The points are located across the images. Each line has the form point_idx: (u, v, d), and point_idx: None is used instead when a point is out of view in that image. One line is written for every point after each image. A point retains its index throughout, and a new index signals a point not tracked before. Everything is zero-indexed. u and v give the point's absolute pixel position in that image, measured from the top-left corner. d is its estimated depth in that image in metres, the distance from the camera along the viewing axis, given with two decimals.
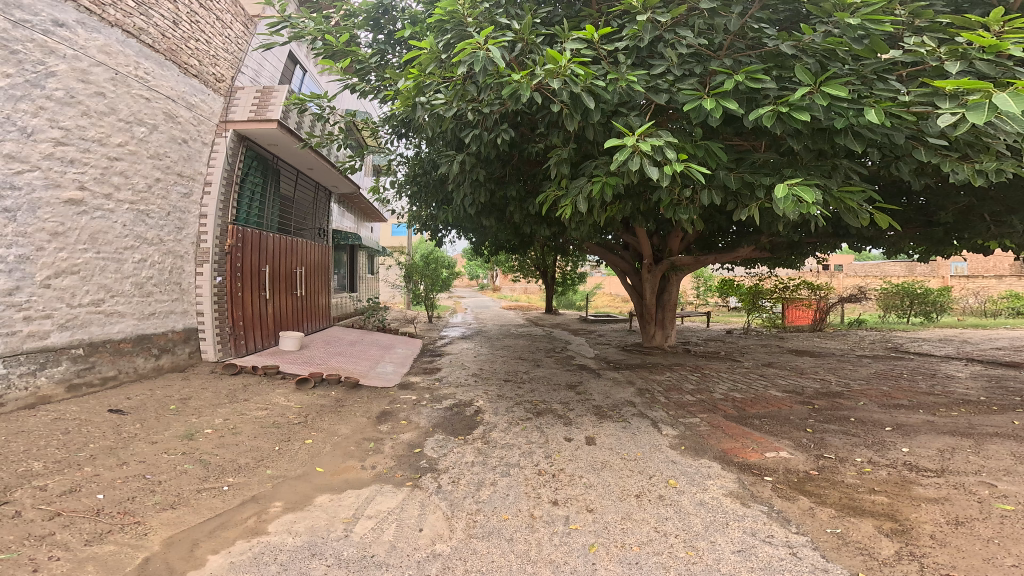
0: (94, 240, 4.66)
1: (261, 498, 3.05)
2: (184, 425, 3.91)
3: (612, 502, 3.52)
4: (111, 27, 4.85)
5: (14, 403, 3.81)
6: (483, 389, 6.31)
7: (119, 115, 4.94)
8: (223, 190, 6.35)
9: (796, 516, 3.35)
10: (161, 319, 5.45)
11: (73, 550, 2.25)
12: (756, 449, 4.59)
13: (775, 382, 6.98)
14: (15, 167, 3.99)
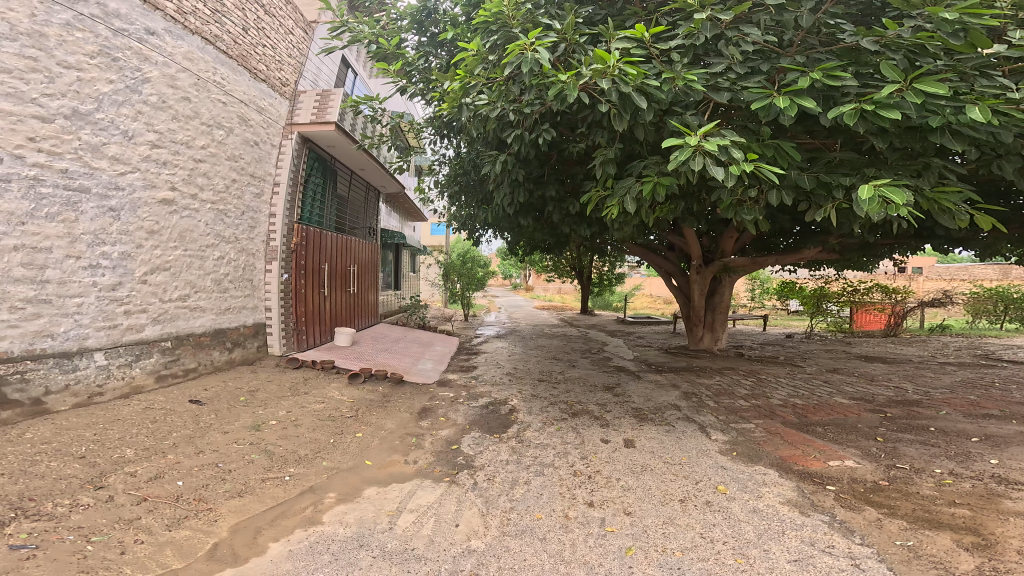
0: (183, 238, 5.17)
1: (317, 489, 3.39)
2: (252, 417, 4.36)
3: (653, 506, 3.51)
4: (192, 34, 5.22)
5: (114, 389, 4.39)
6: (518, 389, 6.41)
7: (202, 119, 5.37)
8: (289, 192, 6.79)
9: (862, 527, 3.17)
10: (235, 313, 5.98)
11: (155, 535, 2.65)
12: (818, 457, 4.35)
13: (841, 389, 6.55)
14: (118, 168, 4.42)
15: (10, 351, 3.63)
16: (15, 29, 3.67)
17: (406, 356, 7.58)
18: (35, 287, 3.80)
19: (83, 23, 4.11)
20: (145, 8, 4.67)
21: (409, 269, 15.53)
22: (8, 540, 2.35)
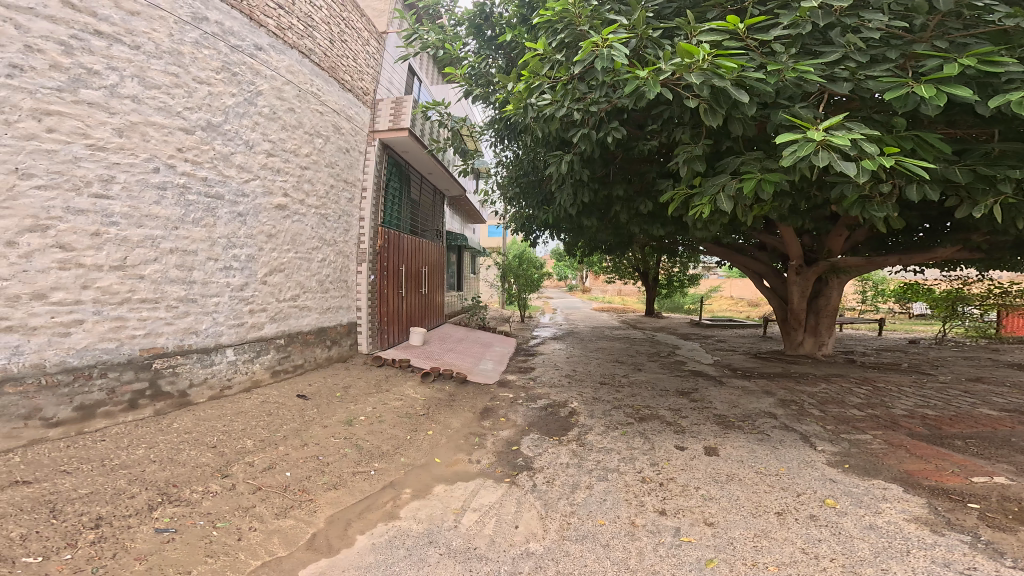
0: (293, 242, 5.74)
1: (395, 484, 3.69)
2: (347, 412, 4.80)
3: (743, 518, 3.32)
4: (290, 48, 5.62)
5: (238, 383, 5.00)
6: (578, 391, 6.37)
7: (304, 129, 5.83)
8: (374, 197, 7.25)
9: (1014, 549, 2.77)
10: (335, 313, 6.56)
11: (265, 523, 3.07)
12: (957, 473, 3.82)
13: (986, 401, 5.73)
14: (241, 176, 4.99)
15: (164, 346, 4.26)
16: (160, 50, 4.14)
17: (473, 355, 7.91)
18: (181, 286, 4.39)
19: (208, 41, 4.58)
20: (251, 25, 5.09)
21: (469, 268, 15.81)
22: (154, 523, 2.85)
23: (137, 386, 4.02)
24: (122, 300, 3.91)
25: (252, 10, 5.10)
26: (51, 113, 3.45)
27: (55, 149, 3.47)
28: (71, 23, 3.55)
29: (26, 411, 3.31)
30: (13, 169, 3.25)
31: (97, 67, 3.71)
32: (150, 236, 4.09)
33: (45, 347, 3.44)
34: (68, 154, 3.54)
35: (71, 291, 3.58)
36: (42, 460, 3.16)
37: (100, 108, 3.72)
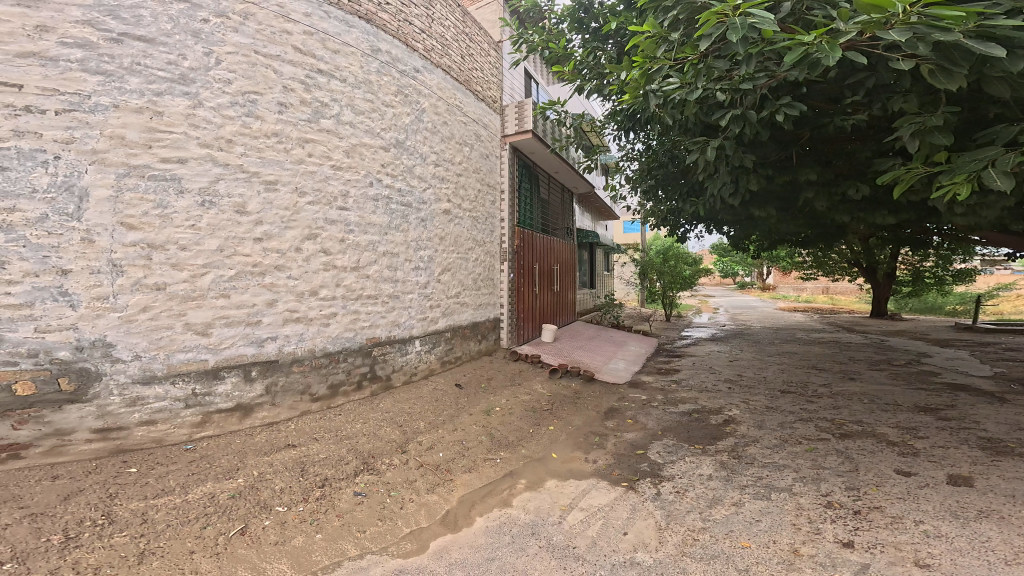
0: (455, 243, 6.29)
1: (514, 473, 3.94)
2: (485, 403, 5.18)
3: (983, 565, 2.62)
4: (436, 68, 5.96)
5: (420, 373, 5.61)
6: (743, 399, 5.56)
7: (456, 139, 6.32)
8: (510, 198, 7.64)
9: None
10: (483, 309, 7.02)
11: (420, 496, 3.53)
12: None
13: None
14: (422, 185, 5.65)
15: (379, 335, 5.09)
16: (353, 80, 4.75)
17: (602, 352, 7.82)
18: (389, 285, 5.15)
19: (384, 69, 5.11)
20: (406, 49, 5.43)
21: (602, 267, 15.17)
22: (353, 488, 3.50)
23: (362, 369, 4.89)
24: (358, 295, 4.82)
25: (406, 37, 5.45)
26: (309, 141, 4.35)
27: (315, 170, 4.39)
28: (304, 64, 4.32)
29: (300, 387, 4.28)
30: (295, 189, 4.24)
31: (324, 100, 4.48)
32: (372, 242, 4.94)
33: (315, 336, 4.43)
34: (322, 175, 4.46)
35: (330, 288, 4.53)
36: (302, 429, 4.09)
37: (334, 135, 4.56)
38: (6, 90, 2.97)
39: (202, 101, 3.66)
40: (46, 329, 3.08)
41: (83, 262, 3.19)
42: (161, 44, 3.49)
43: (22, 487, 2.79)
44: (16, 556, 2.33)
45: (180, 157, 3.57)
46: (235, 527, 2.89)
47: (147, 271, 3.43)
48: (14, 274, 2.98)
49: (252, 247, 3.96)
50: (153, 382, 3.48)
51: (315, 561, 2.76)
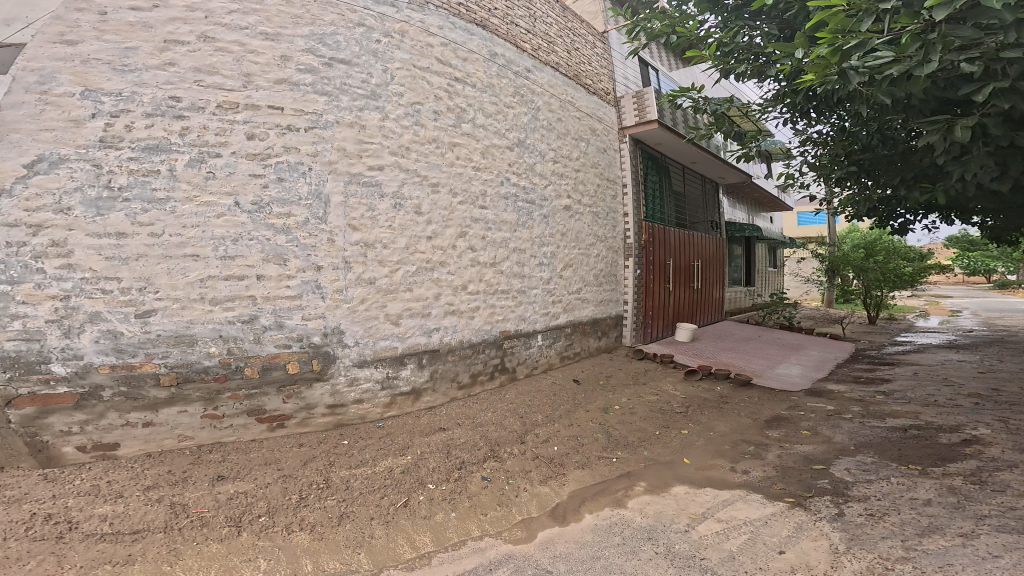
0: (578, 239, 5.61)
1: (633, 474, 3.66)
2: (603, 401, 4.72)
3: None
4: (542, 65, 5.31)
5: (540, 367, 5.22)
6: (997, 416, 4.01)
7: (571, 135, 5.59)
8: (635, 192, 6.55)
9: None
10: (603, 305, 6.16)
11: (533, 487, 3.51)
12: None
13: None
14: (544, 183, 5.20)
15: (510, 329, 4.86)
16: (480, 85, 4.58)
17: (771, 354, 6.47)
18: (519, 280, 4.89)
19: (503, 72, 4.81)
20: (518, 51, 4.99)
21: (766, 263, 12.93)
22: (481, 473, 3.59)
23: (495, 362, 4.72)
24: (494, 291, 4.65)
25: (516, 39, 5.03)
26: (456, 146, 4.31)
27: (462, 173, 4.35)
28: (447, 74, 4.29)
29: (451, 374, 4.34)
30: (450, 192, 4.29)
31: (463, 105, 4.41)
32: (503, 238, 4.68)
33: (465, 329, 4.44)
34: (468, 176, 4.41)
35: (475, 284, 4.51)
36: (451, 414, 4.19)
37: (473, 138, 4.46)
38: (275, 113, 3.41)
39: (389, 114, 3.86)
40: (309, 318, 3.59)
41: (328, 260, 3.61)
42: (356, 65, 3.71)
43: (283, 452, 3.39)
44: (265, 509, 2.92)
45: (377, 165, 3.81)
46: (400, 499, 3.21)
47: (366, 268, 3.78)
48: (290, 269, 3.50)
49: (427, 246, 4.13)
50: (365, 365, 3.83)
51: (446, 537, 2.99)
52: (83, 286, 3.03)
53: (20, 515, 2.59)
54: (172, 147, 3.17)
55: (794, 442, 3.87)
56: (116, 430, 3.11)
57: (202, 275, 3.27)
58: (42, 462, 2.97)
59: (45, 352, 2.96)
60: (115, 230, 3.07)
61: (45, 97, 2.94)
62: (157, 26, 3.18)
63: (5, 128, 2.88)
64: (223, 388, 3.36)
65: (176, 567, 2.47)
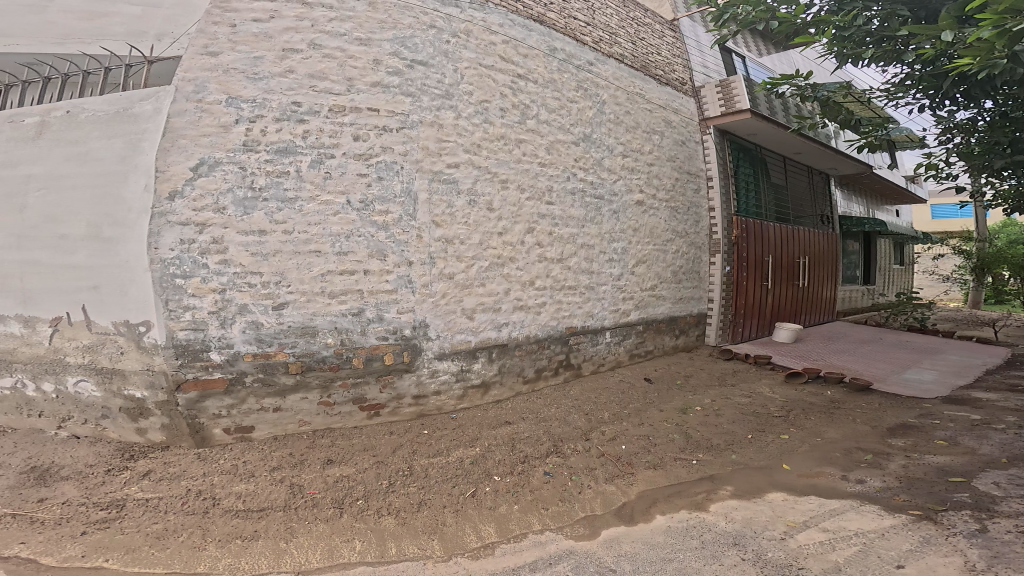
0: (652, 234, 5.27)
1: (717, 478, 3.37)
2: (682, 401, 4.39)
3: None
4: (608, 57, 4.89)
5: (608, 365, 4.95)
6: None
7: (642, 128, 5.19)
8: (724, 185, 6.08)
9: None
10: (686, 303, 5.77)
11: (598, 484, 3.41)
12: None
13: None
14: (613, 177, 4.84)
15: (576, 325, 4.65)
16: (543, 80, 4.30)
17: (899, 359, 5.61)
18: (588, 275, 4.65)
19: (564, 67, 4.48)
20: (577, 44, 4.62)
21: (890, 261, 11.45)
22: (544, 467, 3.55)
23: (559, 358, 4.55)
24: (561, 286, 4.48)
25: (575, 32, 4.65)
26: (520, 142, 4.12)
27: (527, 169, 4.18)
28: (509, 71, 4.09)
29: (518, 369, 4.28)
30: (518, 188, 4.14)
31: (527, 102, 4.20)
32: (570, 234, 4.49)
33: (532, 324, 4.33)
34: (533, 172, 4.21)
35: (543, 279, 4.35)
36: (516, 409, 4.16)
37: (539, 134, 4.25)
38: (372, 115, 3.46)
39: (462, 114, 3.78)
40: (403, 310, 3.70)
41: (417, 254, 3.68)
42: (433, 66, 3.66)
43: (375, 439, 3.61)
44: (363, 493, 3.16)
45: (454, 163, 3.78)
46: (467, 489, 3.31)
47: (446, 262, 3.80)
48: (388, 265, 3.60)
49: (499, 242, 4.05)
50: (444, 357, 3.89)
51: (509, 529, 3.06)
52: (235, 279, 3.31)
53: (176, 491, 3.03)
54: (297, 149, 3.33)
55: (923, 451, 3.33)
56: (253, 414, 3.44)
57: (323, 269, 3.46)
58: (197, 442, 3.38)
59: (206, 340, 3.29)
60: (258, 228, 3.30)
61: (200, 105, 3.17)
62: (275, 36, 3.30)
63: (172, 135, 3.14)
64: (335, 376, 3.58)
65: (291, 543, 2.76)
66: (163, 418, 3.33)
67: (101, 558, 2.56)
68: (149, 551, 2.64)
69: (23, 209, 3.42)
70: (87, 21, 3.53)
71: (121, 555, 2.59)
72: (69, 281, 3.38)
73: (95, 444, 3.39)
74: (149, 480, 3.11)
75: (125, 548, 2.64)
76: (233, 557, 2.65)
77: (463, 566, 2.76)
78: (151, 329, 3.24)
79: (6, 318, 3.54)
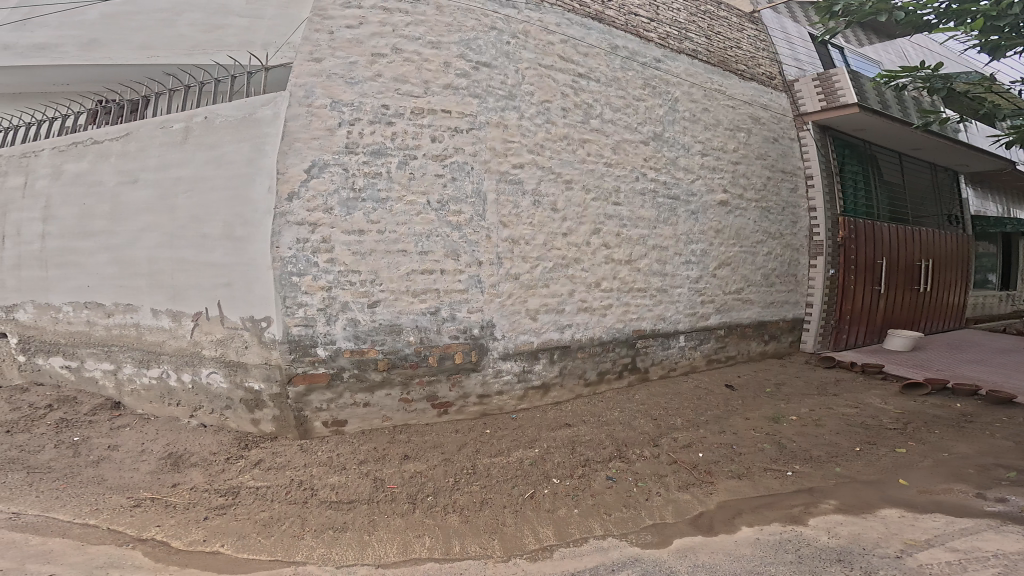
0: (739, 236, 5.06)
1: (817, 491, 2.99)
2: (773, 408, 4.03)
3: None
4: (678, 54, 4.82)
5: (681, 369, 4.72)
6: None
7: (724, 125, 5.06)
8: (826, 184, 5.72)
9: None
10: (779, 308, 5.45)
11: (669, 491, 3.18)
12: None
13: None
14: (689, 177, 4.74)
15: (645, 328, 4.46)
16: (605, 79, 4.31)
17: None
18: (660, 277, 4.51)
19: (628, 65, 4.45)
20: (641, 42, 4.58)
21: None
22: (605, 472, 3.37)
23: (625, 360, 4.38)
24: (630, 288, 4.37)
25: (637, 29, 4.61)
26: (585, 142, 4.17)
27: (593, 168, 4.19)
28: (568, 70, 4.13)
29: (579, 372, 4.17)
30: (583, 188, 4.15)
31: (590, 101, 4.21)
32: (641, 235, 4.41)
33: (597, 326, 4.23)
34: (599, 172, 4.22)
35: (610, 280, 4.29)
36: (573, 410, 4.04)
37: (602, 134, 4.25)
38: (445, 117, 3.64)
39: (523, 114, 3.90)
40: (473, 310, 3.79)
41: (486, 255, 3.80)
42: (494, 67, 3.80)
43: (441, 436, 3.65)
44: (432, 489, 3.21)
45: (518, 163, 3.89)
46: (525, 490, 3.22)
47: (512, 263, 3.88)
48: (461, 265, 3.74)
49: (563, 242, 4.07)
50: (508, 357, 3.90)
51: (569, 533, 2.93)
52: (340, 278, 3.53)
53: (282, 480, 3.27)
54: (388, 151, 3.54)
55: None
56: (347, 409, 3.64)
57: (409, 269, 3.63)
58: (300, 434, 3.62)
59: (315, 336, 3.53)
60: (358, 228, 3.52)
61: (310, 109, 3.39)
62: (365, 41, 3.50)
63: (289, 139, 3.36)
64: (413, 374, 3.70)
65: (373, 536, 2.86)
66: (276, 410, 3.58)
67: (218, 544, 2.78)
68: (257, 538, 2.84)
69: (174, 209, 3.62)
70: (209, 33, 3.99)
71: (235, 541, 2.82)
72: (209, 279, 3.62)
73: (219, 432, 3.72)
74: (260, 469, 3.38)
75: (237, 534, 2.87)
76: (325, 547, 2.79)
77: (522, 566, 2.68)
78: (271, 324, 3.48)
79: (158, 313, 3.82)
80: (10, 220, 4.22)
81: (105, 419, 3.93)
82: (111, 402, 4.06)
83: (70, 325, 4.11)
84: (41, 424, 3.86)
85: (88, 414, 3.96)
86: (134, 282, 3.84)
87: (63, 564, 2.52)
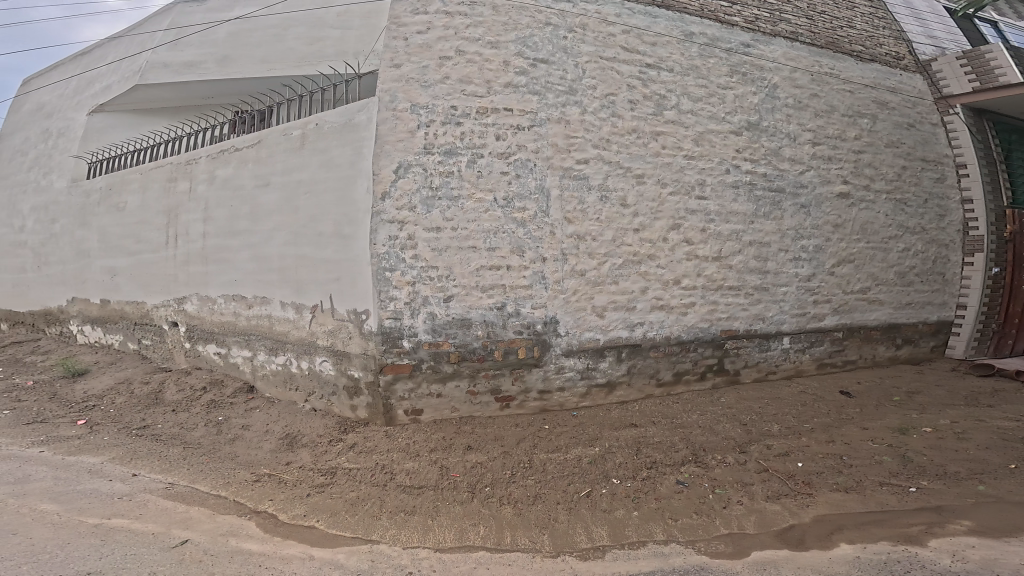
0: (864, 230, 4.60)
1: (946, 510, 2.54)
2: (901, 419, 3.51)
3: None
4: (773, 37, 4.56)
5: (784, 373, 4.34)
6: None
7: (841, 112, 4.64)
8: (985, 173, 5.01)
9: None
10: (918, 309, 4.87)
11: (753, 501, 2.77)
12: None
13: None
14: (797, 168, 4.42)
15: (737, 329, 4.18)
16: (681, 67, 4.22)
17: None
18: (757, 276, 4.20)
19: (708, 51, 4.32)
20: (723, 27, 4.40)
21: None
22: (676, 475, 3.05)
23: (710, 362, 4.11)
24: (717, 286, 4.12)
25: (716, 14, 4.43)
26: (660, 134, 4.09)
27: (669, 161, 4.09)
28: (635, 61, 4.12)
29: (651, 371, 3.98)
30: (658, 181, 4.05)
31: (662, 92, 4.15)
32: (734, 230, 4.17)
33: (674, 325, 4.03)
34: (677, 165, 4.10)
35: (692, 278, 4.08)
36: (644, 411, 3.80)
37: (679, 125, 4.15)
38: (508, 115, 3.86)
39: (586, 108, 3.98)
40: (536, 306, 3.81)
41: (550, 251, 3.84)
42: (552, 63, 3.96)
43: (503, 430, 3.62)
44: (490, 480, 3.17)
45: (582, 159, 3.94)
46: (583, 488, 3.03)
47: (578, 260, 3.87)
48: (526, 261, 3.81)
49: (635, 239, 3.98)
50: (571, 354, 3.84)
51: (625, 534, 2.68)
52: (422, 273, 3.76)
53: (369, 464, 3.44)
54: (457, 150, 3.82)
55: None
56: (424, 399, 3.78)
57: (479, 265, 3.79)
58: (387, 420, 3.79)
59: (402, 328, 3.73)
60: (436, 226, 3.77)
61: (396, 112, 3.76)
62: (433, 45, 3.84)
63: (380, 142, 3.75)
64: (479, 368, 3.77)
65: (436, 522, 2.90)
66: (370, 398, 3.81)
67: (314, 519, 3.02)
68: (345, 515, 3.04)
69: (297, 211, 4.24)
70: (312, 45, 5.08)
71: (327, 517, 3.03)
72: (323, 275, 4.07)
73: (326, 416, 4.07)
74: (354, 451, 3.60)
75: (329, 510, 3.09)
76: (397, 529, 2.89)
77: (569, 564, 2.52)
78: (368, 317, 3.75)
79: (286, 305, 4.37)
80: (181, 221, 5.20)
81: (242, 401, 4.56)
82: (247, 386, 4.71)
83: (223, 316, 4.89)
84: (197, 404, 4.61)
85: (230, 396, 4.64)
86: (268, 276, 4.51)
87: (198, 531, 2.91)
